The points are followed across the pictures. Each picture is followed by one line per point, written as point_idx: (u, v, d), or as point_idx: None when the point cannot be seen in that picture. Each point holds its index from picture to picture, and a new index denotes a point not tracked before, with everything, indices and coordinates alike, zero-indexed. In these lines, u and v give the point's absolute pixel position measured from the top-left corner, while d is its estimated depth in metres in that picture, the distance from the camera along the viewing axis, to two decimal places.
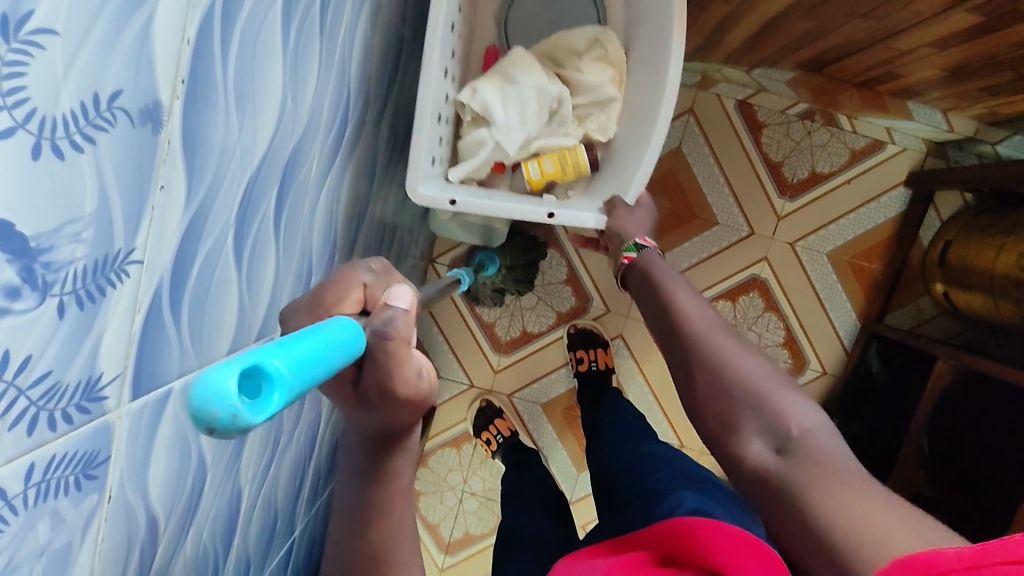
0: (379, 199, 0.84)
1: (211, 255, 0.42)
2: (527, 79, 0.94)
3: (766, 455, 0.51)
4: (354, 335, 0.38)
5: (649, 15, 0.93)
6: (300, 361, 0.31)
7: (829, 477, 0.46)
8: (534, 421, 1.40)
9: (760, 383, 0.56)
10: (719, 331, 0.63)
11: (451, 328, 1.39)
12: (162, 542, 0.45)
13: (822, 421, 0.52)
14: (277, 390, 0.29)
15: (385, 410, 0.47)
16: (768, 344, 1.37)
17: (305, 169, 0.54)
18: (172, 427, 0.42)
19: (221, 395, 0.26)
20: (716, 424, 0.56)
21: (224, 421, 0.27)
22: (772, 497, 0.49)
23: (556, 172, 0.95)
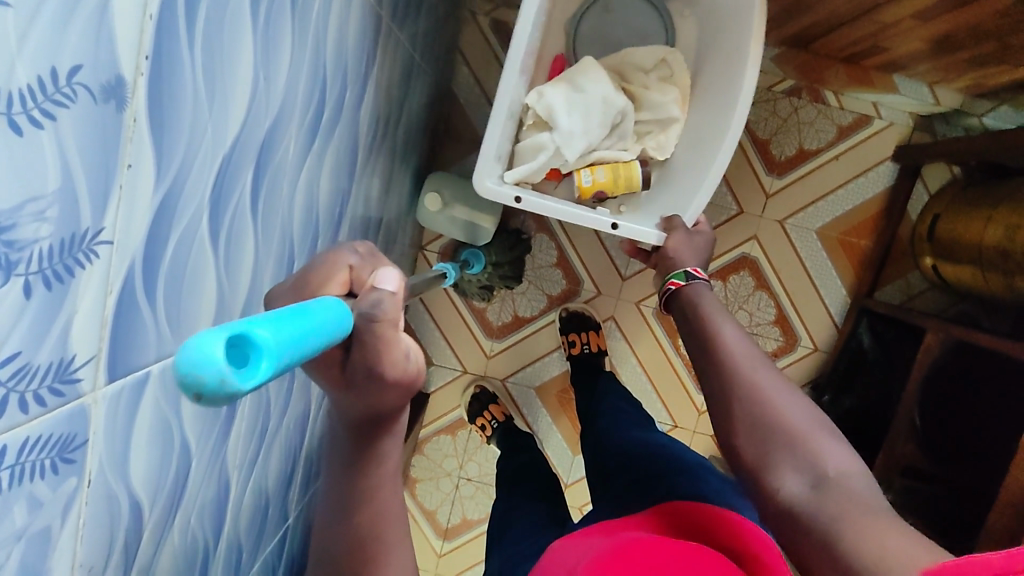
0: (362, 185, 0.84)
1: (185, 237, 0.41)
2: (594, 88, 0.99)
3: (801, 490, 0.57)
4: (341, 316, 0.40)
5: (723, 54, 0.98)
6: (290, 335, 0.32)
7: (862, 513, 0.52)
8: (529, 406, 1.41)
9: (802, 428, 0.61)
10: (765, 373, 0.67)
11: (443, 315, 1.38)
12: (148, 530, 0.45)
13: (852, 464, 0.58)
14: (265, 358, 0.30)
15: (371, 390, 0.47)
16: (759, 323, 1.38)
17: (281, 152, 0.53)
18: (152, 413, 0.42)
19: (208, 359, 0.27)
20: (753, 457, 0.62)
21: (211, 386, 0.27)
22: (806, 528, 0.54)
23: (610, 182, 1.00)
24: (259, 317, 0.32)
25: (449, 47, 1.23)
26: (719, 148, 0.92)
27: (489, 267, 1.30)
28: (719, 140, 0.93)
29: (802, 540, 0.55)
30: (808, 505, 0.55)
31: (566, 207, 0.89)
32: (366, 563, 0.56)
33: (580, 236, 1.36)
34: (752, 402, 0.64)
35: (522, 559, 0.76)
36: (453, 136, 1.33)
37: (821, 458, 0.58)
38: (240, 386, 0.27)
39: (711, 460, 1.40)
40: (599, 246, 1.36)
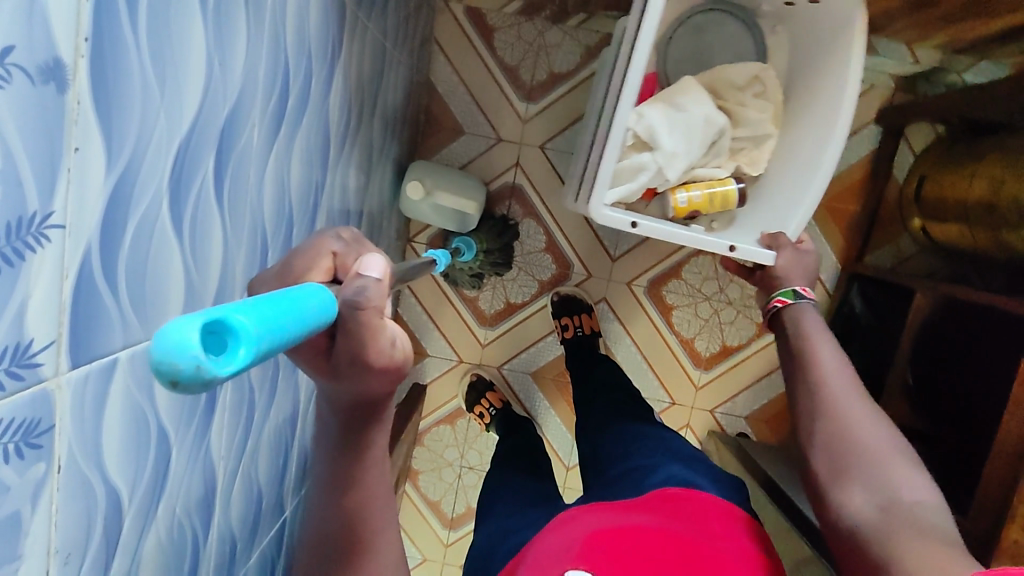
0: (337, 176, 0.84)
1: (144, 221, 0.41)
2: (697, 108, 1.01)
3: (869, 509, 0.63)
4: (325, 307, 0.39)
5: (817, 71, 1.00)
6: (266, 320, 0.31)
7: (926, 536, 0.58)
8: (526, 392, 1.41)
9: (883, 455, 0.67)
10: (855, 404, 0.74)
11: (434, 306, 1.38)
12: (129, 516, 0.45)
13: (928, 495, 0.63)
14: (242, 344, 0.29)
15: (355, 375, 0.45)
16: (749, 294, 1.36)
17: (245, 138, 0.53)
18: (122, 400, 0.42)
19: (184, 346, 0.26)
20: (831, 474, 0.69)
21: (187, 373, 0.27)
22: (867, 544, 0.61)
23: (704, 202, 1.02)
24: (241, 303, 0.31)
25: (425, 37, 1.23)
26: (819, 163, 0.96)
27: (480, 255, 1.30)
28: (819, 154, 0.96)
29: (861, 553, 0.62)
30: (872, 523, 0.62)
31: (684, 232, 0.92)
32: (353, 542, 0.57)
33: (566, 219, 1.35)
34: (837, 428, 0.71)
35: (515, 535, 0.76)
36: (434, 126, 1.33)
37: (896, 483, 0.64)
38: (217, 371, 0.26)
39: (710, 434, 1.41)
40: (586, 227, 1.36)
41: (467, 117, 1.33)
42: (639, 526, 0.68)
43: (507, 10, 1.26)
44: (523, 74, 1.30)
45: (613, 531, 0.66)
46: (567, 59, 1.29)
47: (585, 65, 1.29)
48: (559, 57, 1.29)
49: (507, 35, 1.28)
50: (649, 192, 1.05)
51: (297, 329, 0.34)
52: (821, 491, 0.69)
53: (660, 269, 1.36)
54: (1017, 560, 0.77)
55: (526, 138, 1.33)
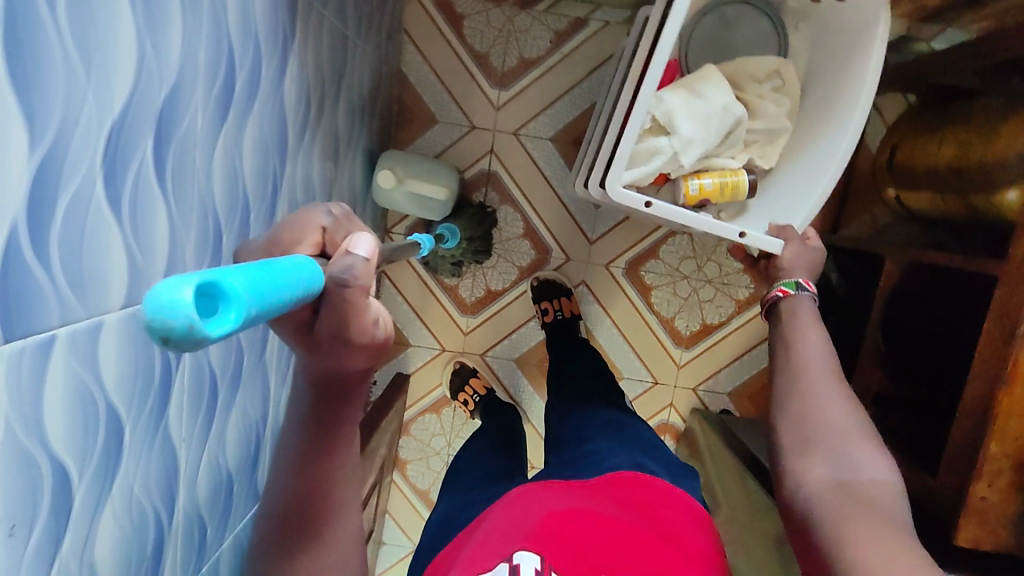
0: (297, 167, 0.84)
1: (76, 199, 0.42)
2: (717, 92, 0.82)
3: (826, 482, 0.60)
4: (311, 280, 0.39)
5: (836, 61, 0.86)
6: (255, 287, 0.32)
7: (881, 519, 0.54)
8: (510, 378, 1.42)
9: (848, 432, 0.63)
10: (827, 375, 0.70)
11: (416, 296, 1.39)
12: (80, 492, 0.46)
13: (889, 477, 0.60)
14: (234, 309, 0.29)
15: (337, 349, 0.45)
16: (728, 272, 1.36)
17: (186, 122, 0.54)
18: (63, 377, 0.43)
19: (180, 304, 0.27)
20: (793, 444, 0.65)
21: (179, 332, 0.27)
22: (815, 511, 0.58)
23: (715, 192, 0.84)
24: (231, 269, 0.32)
25: (393, 27, 1.23)
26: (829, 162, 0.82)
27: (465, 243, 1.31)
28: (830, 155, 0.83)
29: (806, 525, 0.58)
30: (828, 494, 0.58)
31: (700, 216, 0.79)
32: (314, 515, 0.57)
33: (542, 203, 1.36)
34: (805, 400, 0.67)
35: (482, 511, 0.77)
36: (408, 117, 1.34)
37: (859, 461, 0.61)
38: (210, 333, 0.27)
39: (693, 411, 1.42)
40: (562, 210, 1.36)
41: (440, 107, 1.33)
42: (593, 512, 0.69)
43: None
44: (494, 61, 1.30)
45: (565, 515, 0.67)
46: (536, 44, 1.29)
47: (555, 49, 1.29)
48: (528, 43, 1.29)
49: (476, 22, 1.29)
50: (657, 178, 0.87)
51: (285, 297, 0.35)
52: (779, 462, 0.65)
53: (638, 250, 1.37)
54: (986, 516, 0.79)
55: (500, 125, 1.33)
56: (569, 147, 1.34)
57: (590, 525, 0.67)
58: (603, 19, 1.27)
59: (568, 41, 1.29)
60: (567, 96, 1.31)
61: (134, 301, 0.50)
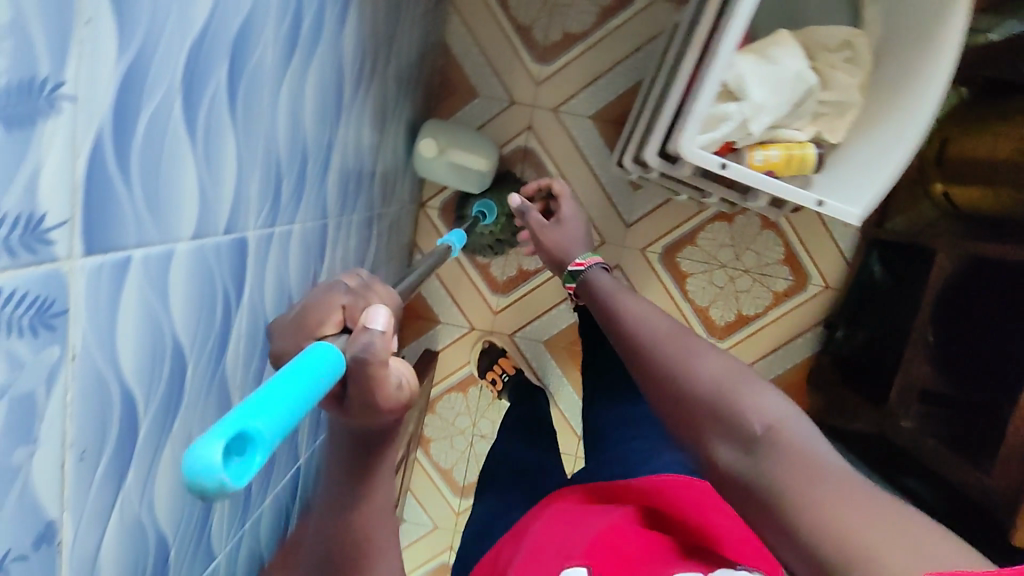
0: (350, 124, 0.83)
1: (157, 117, 0.40)
2: (791, 60, 0.81)
3: (731, 455, 0.53)
4: (332, 367, 0.39)
5: (911, 28, 0.82)
6: (271, 412, 0.33)
7: (807, 470, 0.48)
8: (538, 360, 1.40)
9: (719, 386, 0.58)
10: (695, 345, 0.66)
11: (449, 274, 1.37)
12: (145, 428, 0.45)
13: (794, 412, 0.54)
14: (259, 451, 0.31)
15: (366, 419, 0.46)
16: (767, 263, 1.34)
17: (258, 56, 0.52)
18: (135, 301, 0.41)
19: (209, 470, 0.28)
20: (688, 432, 0.59)
21: (215, 487, 0.29)
22: (745, 494, 0.51)
23: (780, 163, 0.82)
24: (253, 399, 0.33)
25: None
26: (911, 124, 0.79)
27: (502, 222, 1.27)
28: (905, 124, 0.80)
29: (746, 507, 0.51)
30: (742, 471, 0.52)
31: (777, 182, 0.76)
32: (368, 484, 0.51)
33: (581, 183, 1.33)
34: (672, 378, 0.63)
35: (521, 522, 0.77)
36: (448, 88, 1.32)
37: (752, 409, 0.55)
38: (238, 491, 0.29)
39: None
40: (600, 191, 1.33)
41: (482, 79, 1.31)
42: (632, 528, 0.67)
43: None
44: (537, 34, 1.28)
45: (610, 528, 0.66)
46: (581, 18, 1.27)
47: (600, 26, 1.26)
48: (572, 17, 1.27)
49: None
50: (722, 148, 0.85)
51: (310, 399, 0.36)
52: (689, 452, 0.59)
53: (675, 236, 1.34)
54: None
55: (540, 101, 1.31)
56: (609, 126, 1.31)
57: (644, 538, 0.65)
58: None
59: (613, 17, 1.26)
60: (610, 73, 1.28)
61: (203, 234, 0.48)
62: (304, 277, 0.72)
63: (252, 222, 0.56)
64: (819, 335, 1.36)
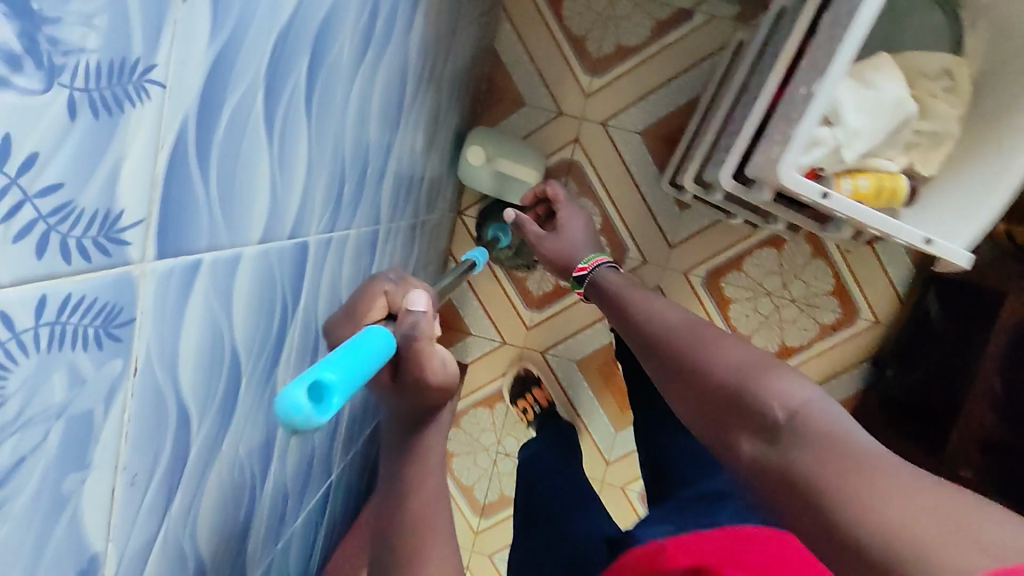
0: (407, 128, 0.79)
1: (240, 109, 0.37)
2: (889, 86, 0.76)
3: (754, 445, 0.49)
4: (385, 343, 0.44)
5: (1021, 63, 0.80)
6: (347, 371, 0.38)
7: (834, 449, 0.44)
8: (570, 380, 1.35)
9: (738, 374, 0.55)
10: (720, 342, 0.62)
11: (483, 285, 1.33)
12: (196, 446, 0.41)
13: (824, 396, 0.50)
14: (336, 396, 0.36)
15: (417, 393, 0.51)
16: (815, 293, 1.28)
17: (335, 51, 0.49)
18: (201, 310, 0.37)
19: (297, 405, 0.33)
20: (712, 428, 0.55)
21: (301, 423, 0.34)
22: (767, 481, 0.46)
23: (871, 193, 0.77)
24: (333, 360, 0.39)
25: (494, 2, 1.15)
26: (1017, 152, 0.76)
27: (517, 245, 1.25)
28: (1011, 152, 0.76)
29: (768, 497, 0.46)
30: (762, 460, 0.48)
31: (882, 215, 0.66)
32: None
33: (625, 200, 1.28)
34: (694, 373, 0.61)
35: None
36: (495, 96, 1.26)
37: (777, 396, 0.50)
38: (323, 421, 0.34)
39: None
40: (644, 210, 1.28)
41: (530, 89, 1.25)
42: None
43: None
44: (591, 46, 1.22)
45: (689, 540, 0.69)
46: (636, 32, 1.20)
47: (655, 40, 1.20)
48: (626, 30, 1.20)
49: (575, 4, 1.20)
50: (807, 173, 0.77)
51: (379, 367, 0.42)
52: (714, 450, 0.55)
53: (721, 260, 1.29)
54: None
55: (588, 114, 1.25)
56: (659, 144, 1.25)
57: None
58: (709, 14, 1.18)
59: (669, 33, 1.20)
60: (662, 89, 1.22)
61: (269, 238, 0.44)
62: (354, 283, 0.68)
63: (315, 225, 0.52)
64: (865, 373, 1.30)
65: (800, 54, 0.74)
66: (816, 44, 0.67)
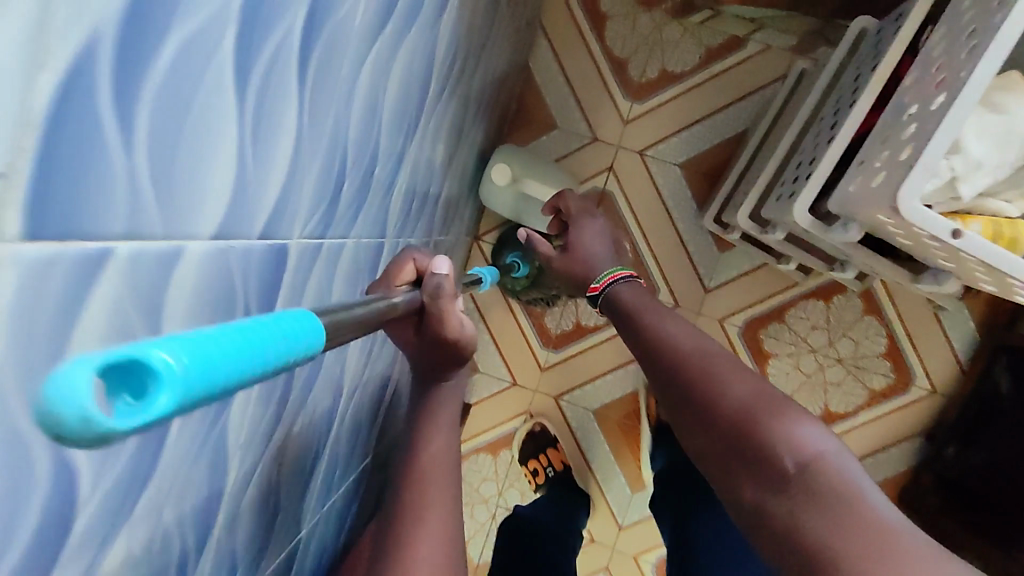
0: (427, 133, 0.68)
1: (196, 42, 0.26)
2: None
3: (763, 495, 0.51)
4: (300, 336, 0.28)
5: None
6: (220, 354, 0.21)
7: (844, 515, 0.45)
8: (584, 431, 1.22)
9: (751, 417, 0.56)
10: (727, 376, 0.61)
11: (496, 318, 1.21)
12: (88, 516, 0.29)
13: (832, 447, 0.52)
14: (167, 391, 0.19)
15: (440, 349, 0.61)
16: (865, 354, 1.15)
17: (346, 8, 0.38)
18: (109, 323, 0.26)
19: (71, 390, 0.16)
20: (719, 465, 0.57)
21: (74, 426, 0.17)
22: (773, 536, 0.49)
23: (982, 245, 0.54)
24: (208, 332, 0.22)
25: (533, 17, 1.06)
26: None
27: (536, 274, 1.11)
28: None
29: (773, 550, 0.49)
30: (773, 514, 0.49)
31: None
32: None
33: (660, 237, 1.16)
34: (702, 405, 0.60)
35: None
36: (524, 117, 1.15)
37: (789, 449, 0.52)
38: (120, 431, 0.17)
39: None
40: (680, 249, 1.16)
41: (562, 111, 1.14)
42: None
43: None
44: (633, 69, 1.12)
45: None
46: (683, 58, 1.11)
47: (704, 67, 1.11)
48: (674, 55, 1.11)
49: (620, 25, 1.11)
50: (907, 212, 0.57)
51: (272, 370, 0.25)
52: (718, 483, 0.57)
53: (761, 309, 1.16)
54: None
55: (625, 142, 1.14)
56: (700, 180, 1.14)
57: None
58: (764, 43, 1.08)
59: (719, 61, 1.10)
60: (709, 120, 1.12)
61: (229, 234, 0.33)
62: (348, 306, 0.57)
63: (298, 225, 0.41)
64: (915, 449, 1.16)
65: (895, 76, 0.63)
66: (922, 62, 0.56)
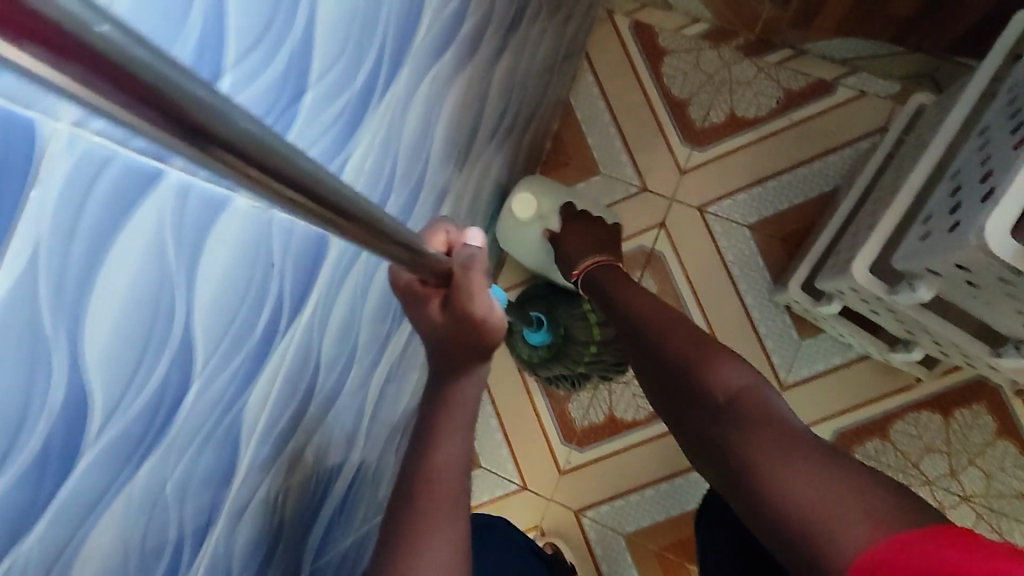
0: (426, 110, 0.50)
1: None
2: None
3: (700, 419, 0.50)
4: None
5: None
6: None
7: (764, 432, 0.44)
8: (611, 561, 0.92)
9: (691, 354, 0.54)
10: (676, 325, 0.59)
11: (508, 398, 0.97)
12: None
13: (758, 380, 0.50)
14: None
15: (465, 330, 0.48)
16: (1003, 494, 0.84)
17: None
18: None
19: None
20: (662, 396, 0.56)
21: None
22: (710, 454, 0.47)
23: None
24: None
25: (579, 41, 0.90)
26: None
27: (559, 344, 0.89)
28: None
29: (708, 466, 0.48)
30: (706, 438, 0.48)
31: None
32: None
33: (722, 313, 0.92)
34: (646, 348, 0.60)
35: None
36: (561, 158, 0.97)
37: (717, 383, 0.50)
38: None
39: None
40: (747, 329, 0.91)
41: (606, 153, 0.96)
42: None
43: (688, 32, 0.94)
44: (695, 112, 0.94)
45: None
46: (757, 100, 0.92)
47: (784, 112, 0.91)
48: (746, 98, 0.92)
49: (681, 61, 0.94)
50: None
51: None
52: (663, 414, 0.56)
53: (856, 419, 0.88)
54: None
55: (681, 195, 0.94)
56: (776, 246, 0.91)
57: None
58: (858, 88, 0.89)
59: (803, 106, 0.91)
60: (788, 174, 0.91)
61: None
62: (235, 315, 0.33)
63: None
64: None
65: None
66: None
